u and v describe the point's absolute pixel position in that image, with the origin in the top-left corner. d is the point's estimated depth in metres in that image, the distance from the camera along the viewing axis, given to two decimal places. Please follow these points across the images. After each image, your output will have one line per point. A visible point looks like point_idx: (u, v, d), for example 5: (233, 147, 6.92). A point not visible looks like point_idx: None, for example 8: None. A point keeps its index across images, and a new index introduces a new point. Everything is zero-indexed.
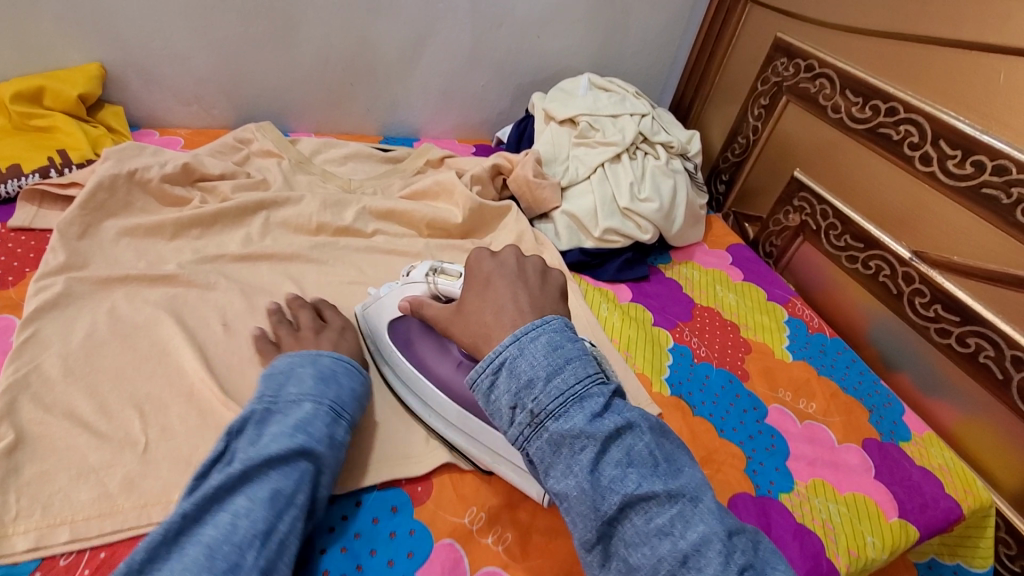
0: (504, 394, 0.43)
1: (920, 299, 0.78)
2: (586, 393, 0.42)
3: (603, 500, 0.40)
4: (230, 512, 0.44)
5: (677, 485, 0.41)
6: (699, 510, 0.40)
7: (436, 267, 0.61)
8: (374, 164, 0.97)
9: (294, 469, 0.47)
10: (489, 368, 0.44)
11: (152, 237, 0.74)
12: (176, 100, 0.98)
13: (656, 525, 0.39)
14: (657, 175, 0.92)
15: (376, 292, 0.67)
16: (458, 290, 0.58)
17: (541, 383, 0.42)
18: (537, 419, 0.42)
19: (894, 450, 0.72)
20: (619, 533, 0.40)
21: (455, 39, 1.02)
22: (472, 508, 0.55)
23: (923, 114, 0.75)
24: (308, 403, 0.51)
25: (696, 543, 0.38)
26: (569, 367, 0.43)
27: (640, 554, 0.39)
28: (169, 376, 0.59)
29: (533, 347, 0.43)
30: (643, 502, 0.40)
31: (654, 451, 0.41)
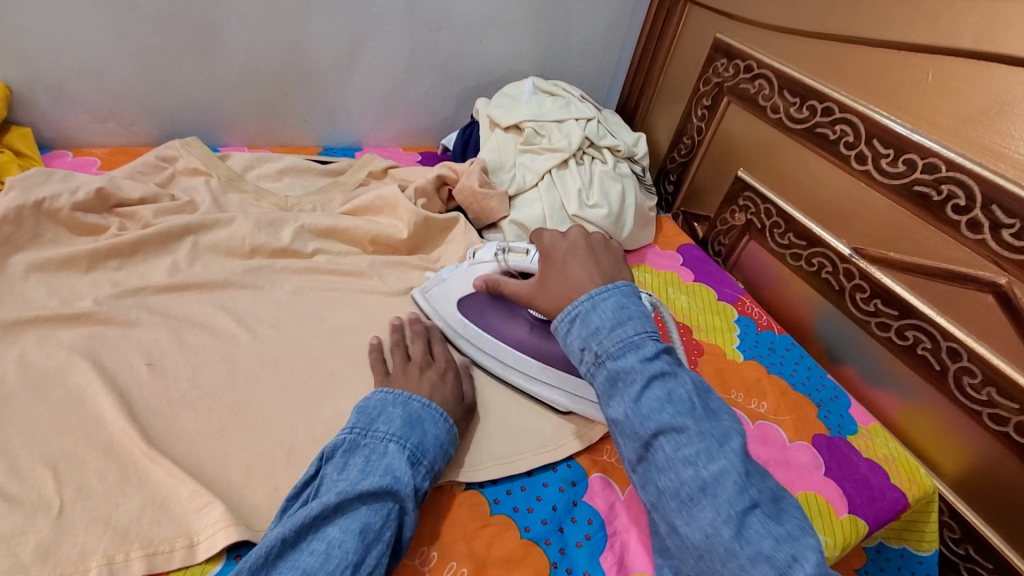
0: (575, 338, 0.53)
1: (860, 294, 0.80)
2: (640, 342, 0.51)
3: (641, 426, 0.48)
4: (325, 541, 0.45)
5: (710, 428, 0.47)
6: (725, 451, 0.46)
7: (503, 247, 0.70)
8: (313, 178, 0.93)
9: (382, 506, 0.48)
10: (567, 319, 0.54)
11: (66, 270, 0.68)
12: (91, 116, 0.91)
13: (683, 454, 0.46)
14: (606, 179, 0.91)
15: (438, 275, 0.74)
16: (534, 263, 0.66)
17: (605, 330, 0.52)
18: (599, 358, 0.51)
19: (842, 445, 0.73)
20: (653, 457, 0.48)
21: (393, 45, 0.99)
22: (423, 547, 0.53)
23: (857, 113, 0.76)
24: (393, 444, 0.51)
25: (718, 476, 0.45)
26: (630, 322, 0.52)
27: (667, 476, 0.46)
28: (86, 427, 0.54)
29: (604, 304, 0.53)
30: (676, 433, 0.47)
31: (695, 397, 0.48)
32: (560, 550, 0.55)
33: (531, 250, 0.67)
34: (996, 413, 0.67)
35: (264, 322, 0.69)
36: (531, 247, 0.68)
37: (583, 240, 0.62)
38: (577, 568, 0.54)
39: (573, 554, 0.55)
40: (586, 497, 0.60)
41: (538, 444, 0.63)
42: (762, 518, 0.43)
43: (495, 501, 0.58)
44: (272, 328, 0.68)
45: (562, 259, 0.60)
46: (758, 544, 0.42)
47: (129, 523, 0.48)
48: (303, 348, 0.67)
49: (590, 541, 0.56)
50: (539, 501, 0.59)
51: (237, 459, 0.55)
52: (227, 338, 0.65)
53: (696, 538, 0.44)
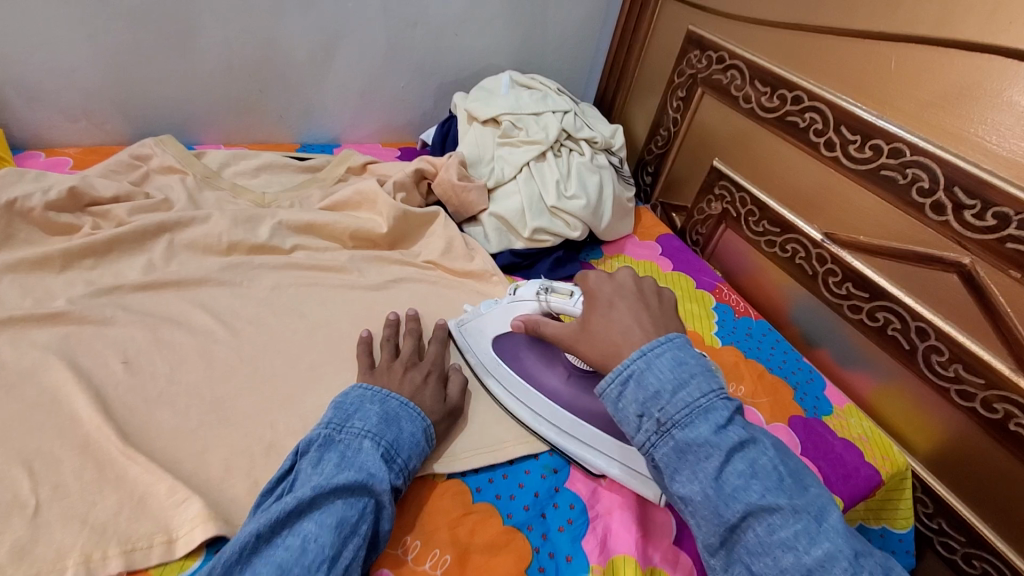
0: (632, 403, 0.50)
1: (832, 278, 0.82)
2: (711, 407, 0.48)
3: (727, 507, 0.45)
4: (300, 536, 0.45)
5: (801, 503, 0.45)
6: (822, 528, 0.44)
7: (546, 285, 0.66)
8: (290, 174, 0.92)
9: (357, 500, 0.48)
10: (618, 380, 0.51)
11: (39, 271, 0.67)
12: (62, 116, 0.89)
13: (780, 537, 0.44)
14: (584, 171, 0.92)
15: (477, 309, 0.72)
16: (577, 306, 0.62)
17: (668, 395, 0.49)
18: (664, 427, 0.48)
19: (818, 425, 0.75)
20: (741, 539, 0.45)
21: (368, 40, 0.98)
22: (406, 536, 0.53)
23: (825, 101, 0.78)
24: (367, 441, 0.51)
25: (822, 560, 0.43)
26: (693, 382, 0.49)
27: (763, 561, 0.44)
28: (61, 426, 0.54)
29: (660, 363, 0.50)
30: (766, 512, 0.45)
31: (778, 466, 0.46)
32: (543, 535, 0.56)
33: (576, 291, 0.63)
34: (963, 389, 0.69)
35: (243, 317, 0.68)
36: (575, 289, 0.65)
37: (631, 282, 0.61)
38: (560, 552, 0.55)
39: (555, 539, 0.56)
40: (568, 483, 0.61)
41: (518, 435, 0.64)
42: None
43: (477, 490, 0.58)
44: (251, 324, 0.68)
45: (608, 301, 0.59)
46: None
47: (108, 520, 0.48)
48: (282, 343, 0.66)
49: (572, 526, 0.57)
50: (521, 489, 0.59)
51: (216, 454, 0.55)
52: (205, 335, 0.65)
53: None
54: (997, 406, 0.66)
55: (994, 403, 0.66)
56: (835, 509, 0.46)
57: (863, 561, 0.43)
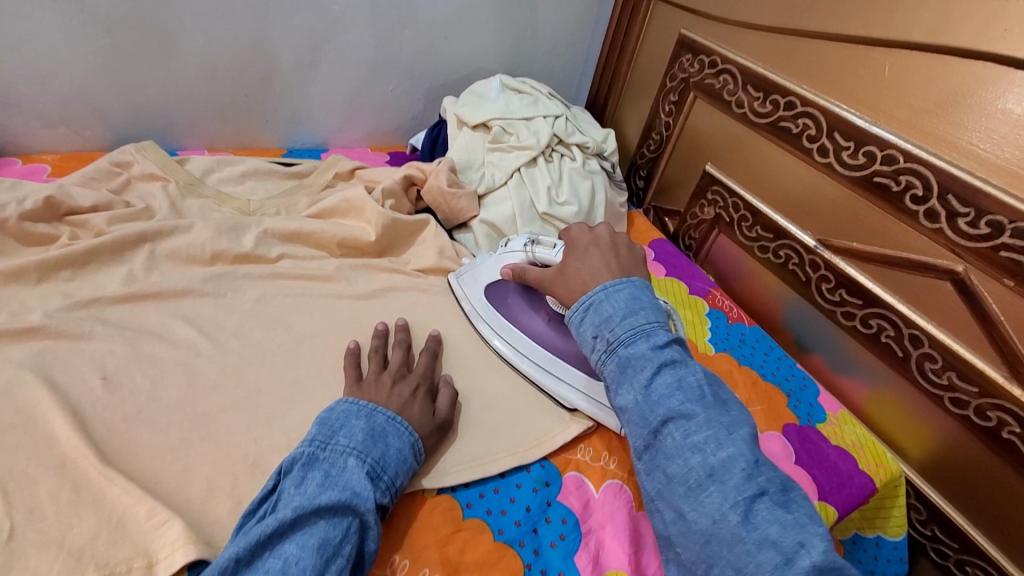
0: (589, 327, 0.57)
1: (826, 285, 0.81)
2: (651, 331, 0.54)
3: (651, 411, 0.50)
4: (281, 559, 0.44)
5: (718, 416, 0.50)
6: (732, 438, 0.48)
7: (533, 238, 0.72)
8: (277, 180, 0.90)
9: (341, 520, 0.47)
10: (582, 309, 0.59)
11: (13, 283, 0.65)
12: (40, 122, 0.87)
13: (692, 441, 0.48)
14: (575, 177, 0.91)
15: (474, 261, 0.79)
16: (558, 256, 0.68)
17: (618, 318, 0.56)
18: (612, 345, 0.55)
19: (812, 433, 0.75)
20: (661, 444, 0.50)
21: (356, 43, 0.97)
22: (394, 556, 0.52)
23: (818, 107, 0.78)
24: (352, 458, 0.50)
25: (724, 462, 0.47)
26: (642, 312, 0.56)
27: (676, 462, 0.48)
28: (36, 447, 0.52)
29: (617, 295, 0.57)
30: (683, 420, 0.49)
31: (704, 384, 0.51)
32: (535, 551, 0.55)
33: (558, 243, 0.70)
34: (956, 397, 0.69)
35: (227, 330, 0.67)
36: (559, 242, 0.71)
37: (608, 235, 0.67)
38: (552, 569, 0.54)
39: (548, 555, 0.55)
40: (560, 496, 0.60)
41: (509, 445, 0.62)
42: (769, 505, 0.45)
43: (468, 505, 0.57)
44: (235, 337, 0.66)
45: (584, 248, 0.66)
46: (764, 530, 0.44)
47: (84, 545, 0.46)
48: (267, 357, 0.65)
49: (564, 541, 0.56)
50: (512, 503, 0.58)
51: (198, 473, 0.53)
52: (188, 349, 0.63)
53: (704, 522, 0.45)
54: (991, 414, 0.66)
55: (987, 410, 0.66)
56: (752, 428, 0.50)
57: (765, 471, 0.47)
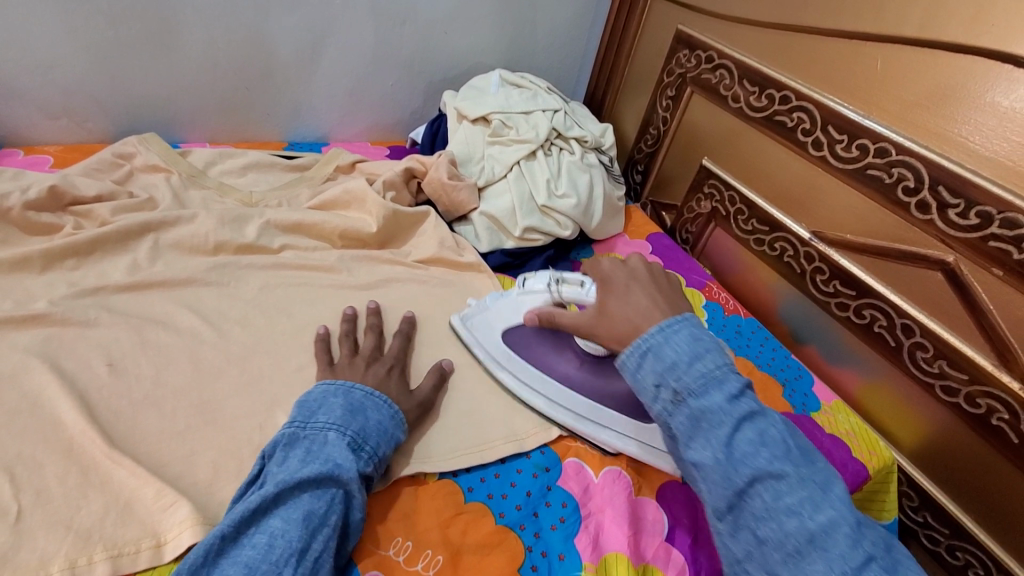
0: (649, 373, 0.53)
1: (820, 276, 0.83)
2: (724, 379, 0.51)
3: (735, 472, 0.47)
4: (267, 533, 0.45)
5: (808, 473, 0.47)
6: (829, 498, 0.46)
7: (557, 277, 0.70)
8: (279, 173, 0.91)
9: (324, 492, 0.48)
10: (637, 352, 0.54)
11: (18, 272, 0.65)
12: (41, 113, 0.87)
13: (785, 504, 0.46)
14: (574, 170, 0.92)
15: (482, 303, 0.73)
16: (589, 294, 0.66)
17: (683, 365, 0.51)
18: (681, 396, 0.51)
19: (807, 421, 0.76)
20: (748, 505, 0.47)
21: (357, 38, 0.98)
22: (397, 538, 0.53)
23: (812, 101, 0.79)
24: (331, 433, 0.51)
25: (825, 527, 0.45)
26: (709, 356, 0.52)
27: (767, 526, 0.46)
28: (43, 431, 0.52)
29: (678, 337, 0.53)
30: (772, 480, 0.47)
31: (787, 438, 0.49)
32: (536, 534, 0.56)
33: (587, 280, 0.67)
34: (947, 385, 0.70)
35: (230, 318, 0.67)
36: (585, 278, 0.68)
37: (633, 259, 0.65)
38: (553, 551, 0.55)
39: (548, 538, 0.56)
40: (560, 481, 0.61)
41: (508, 432, 0.64)
42: (877, 571, 0.43)
43: (469, 489, 0.58)
44: (238, 325, 0.67)
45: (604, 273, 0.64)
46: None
47: (92, 526, 0.47)
48: (270, 345, 0.65)
49: (565, 524, 0.57)
50: (513, 487, 0.59)
51: (204, 456, 0.54)
52: (192, 336, 0.64)
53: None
54: (980, 401, 0.67)
55: (977, 397, 0.67)
56: (841, 483, 0.48)
57: (865, 531, 0.45)
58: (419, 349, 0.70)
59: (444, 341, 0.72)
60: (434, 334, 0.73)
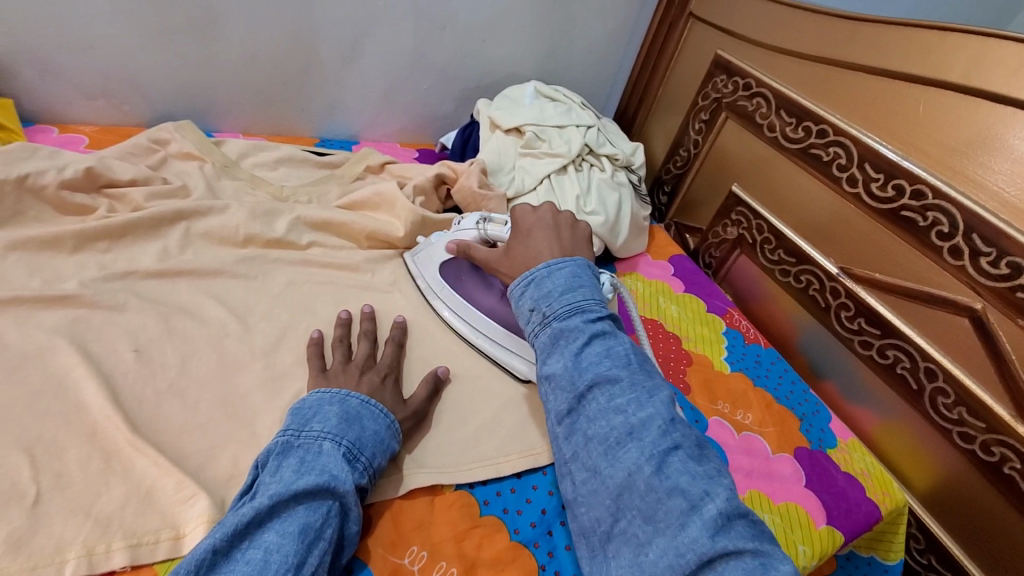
0: (527, 300, 0.59)
1: (845, 313, 0.82)
2: (587, 307, 0.56)
3: (578, 376, 0.52)
4: (261, 548, 0.42)
5: (641, 381, 0.52)
6: (652, 401, 0.50)
7: (484, 217, 0.74)
8: (310, 169, 0.92)
9: (320, 505, 0.46)
10: (523, 283, 0.60)
11: (48, 251, 0.65)
12: (79, 92, 0.88)
13: (614, 403, 0.50)
14: (603, 188, 0.91)
15: (428, 240, 0.79)
16: (508, 234, 0.70)
17: (556, 294, 0.57)
18: (547, 318, 0.57)
19: (823, 458, 0.76)
20: (585, 408, 0.51)
21: (395, 40, 0.98)
22: (413, 547, 0.52)
23: (850, 137, 0.78)
24: (327, 442, 0.49)
25: (644, 421, 0.48)
26: (580, 289, 0.57)
27: (598, 422, 0.50)
28: (66, 415, 0.52)
29: (559, 272, 0.59)
30: (607, 384, 0.51)
31: (630, 353, 0.53)
32: (550, 553, 0.55)
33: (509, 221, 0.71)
34: (965, 432, 0.69)
35: (257, 313, 0.67)
36: (509, 219, 0.72)
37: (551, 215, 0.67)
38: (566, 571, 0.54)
39: (562, 558, 0.55)
40: None
41: (524, 447, 0.63)
42: (682, 457, 0.46)
43: (485, 502, 0.58)
44: (264, 320, 0.67)
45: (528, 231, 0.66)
46: (676, 480, 0.45)
47: (112, 513, 0.47)
48: (295, 342, 0.65)
49: None
50: (529, 504, 0.59)
51: (226, 451, 0.54)
52: (219, 328, 0.64)
53: (619, 477, 0.47)
54: (994, 449, 0.67)
55: (993, 446, 0.67)
56: (671, 394, 0.52)
57: (680, 429, 0.49)
58: (441, 356, 0.70)
59: (465, 349, 0.72)
60: (455, 340, 0.73)
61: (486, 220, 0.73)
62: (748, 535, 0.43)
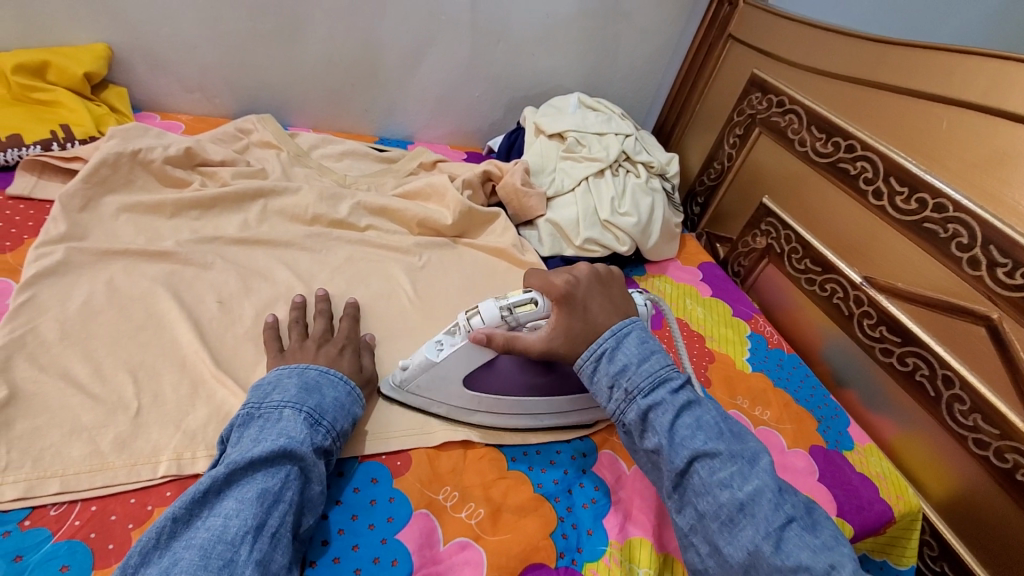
0: (603, 375, 0.56)
1: (868, 321, 0.85)
2: (667, 376, 0.55)
3: (677, 456, 0.51)
4: (220, 515, 0.45)
5: (739, 449, 0.52)
6: (756, 471, 0.50)
7: (503, 303, 0.60)
8: (370, 162, 1.01)
9: (278, 470, 0.48)
10: (592, 357, 0.57)
11: (151, 215, 0.76)
12: (180, 86, 1.01)
13: (719, 478, 0.50)
14: (637, 192, 0.97)
15: (422, 361, 0.60)
16: (549, 313, 0.60)
17: (633, 366, 0.55)
18: (629, 394, 0.54)
19: (837, 457, 0.79)
20: (689, 484, 0.51)
21: (454, 51, 1.08)
22: (446, 487, 0.59)
23: (878, 153, 0.82)
24: (287, 410, 0.52)
25: (753, 496, 0.49)
26: (654, 357, 0.56)
27: (706, 500, 0.50)
28: (162, 347, 0.61)
29: (627, 340, 0.57)
30: (708, 459, 0.51)
31: (720, 422, 0.53)
32: (568, 508, 0.60)
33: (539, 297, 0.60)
34: (979, 438, 0.71)
35: (319, 279, 0.76)
36: (535, 293, 0.60)
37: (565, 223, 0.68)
38: (582, 525, 0.59)
39: (579, 513, 0.60)
40: (595, 468, 0.65)
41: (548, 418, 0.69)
42: (799, 530, 0.47)
43: (512, 459, 0.64)
44: (325, 288, 0.75)
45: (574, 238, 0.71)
46: (797, 556, 0.46)
47: (197, 428, 0.55)
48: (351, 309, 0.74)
49: (595, 505, 0.61)
50: (552, 465, 0.64)
51: None
52: (287, 289, 0.73)
53: (741, 556, 0.47)
54: (1008, 456, 0.68)
55: (1006, 453, 0.68)
56: (769, 457, 0.52)
57: (788, 496, 0.49)
58: None
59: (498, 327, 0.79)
60: None
61: (511, 306, 0.59)
62: None
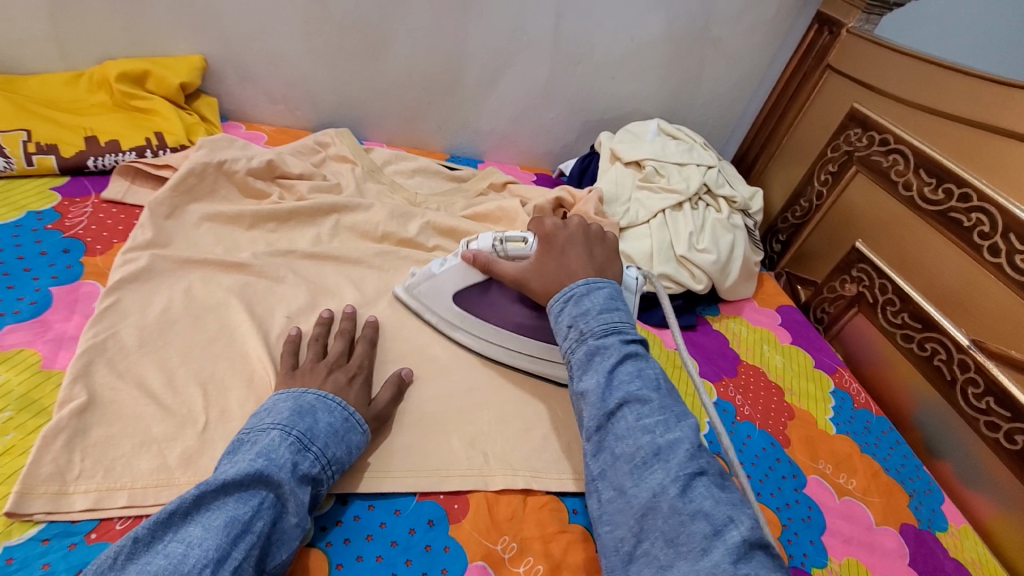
0: (566, 316, 0.56)
1: (973, 389, 0.75)
2: (625, 329, 0.54)
3: (609, 396, 0.49)
4: (183, 542, 0.42)
5: (672, 405, 0.49)
6: (682, 424, 0.48)
7: (501, 235, 0.67)
8: (440, 181, 1.01)
9: (252, 496, 0.45)
10: (562, 299, 0.57)
11: (231, 225, 0.77)
12: (266, 98, 1.04)
13: (643, 423, 0.47)
14: (717, 228, 0.92)
15: (427, 270, 0.72)
16: (531, 252, 0.65)
17: (594, 313, 0.54)
18: (582, 335, 0.53)
19: (931, 539, 0.70)
20: (613, 427, 0.48)
21: (532, 71, 1.06)
22: (505, 537, 0.55)
23: (996, 205, 0.74)
24: (274, 431, 0.49)
25: (672, 444, 0.46)
26: (617, 311, 0.55)
27: (625, 443, 0.47)
28: (232, 360, 0.61)
29: (598, 291, 0.56)
30: (639, 405, 0.48)
31: (662, 378, 0.51)
32: None
33: (530, 236, 0.66)
34: None
35: (385, 299, 0.75)
36: (529, 234, 0.66)
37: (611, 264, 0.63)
38: None
39: None
40: None
41: None
42: (707, 483, 0.44)
43: (575, 511, 0.60)
44: (392, 310, 0.74)
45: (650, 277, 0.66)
46: (699, 504, 0.43)
47: None
48: (415, 334, 0.72)
49: None
50: None
51: None
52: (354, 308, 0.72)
53: (643, 497, 0.44)
54: None
55: None
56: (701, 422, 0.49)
57: (707, 456, 0.46)
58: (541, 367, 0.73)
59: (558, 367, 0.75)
60: None
61: (503, 238, 0.67)
62: (768, 567, 0.40)
